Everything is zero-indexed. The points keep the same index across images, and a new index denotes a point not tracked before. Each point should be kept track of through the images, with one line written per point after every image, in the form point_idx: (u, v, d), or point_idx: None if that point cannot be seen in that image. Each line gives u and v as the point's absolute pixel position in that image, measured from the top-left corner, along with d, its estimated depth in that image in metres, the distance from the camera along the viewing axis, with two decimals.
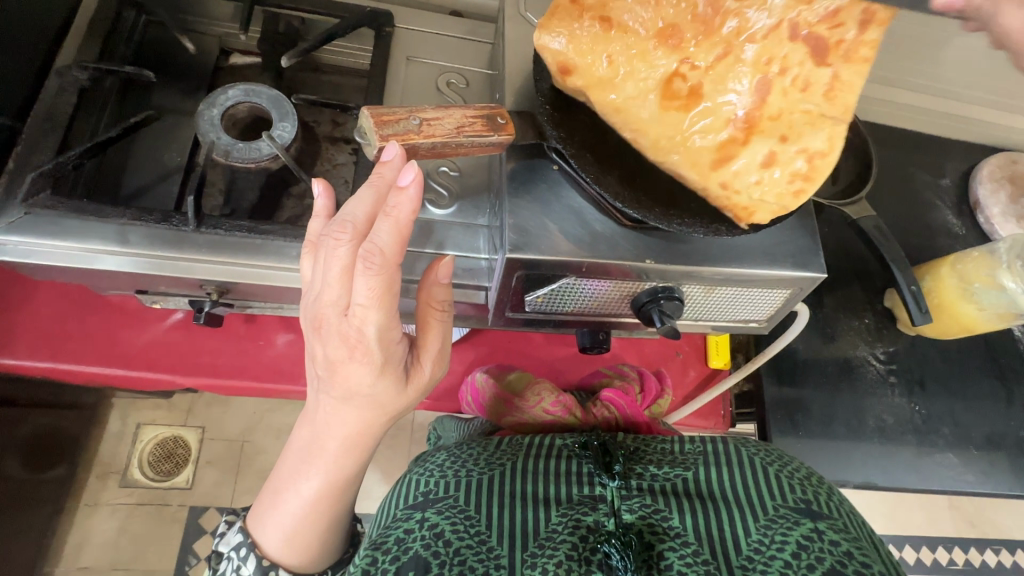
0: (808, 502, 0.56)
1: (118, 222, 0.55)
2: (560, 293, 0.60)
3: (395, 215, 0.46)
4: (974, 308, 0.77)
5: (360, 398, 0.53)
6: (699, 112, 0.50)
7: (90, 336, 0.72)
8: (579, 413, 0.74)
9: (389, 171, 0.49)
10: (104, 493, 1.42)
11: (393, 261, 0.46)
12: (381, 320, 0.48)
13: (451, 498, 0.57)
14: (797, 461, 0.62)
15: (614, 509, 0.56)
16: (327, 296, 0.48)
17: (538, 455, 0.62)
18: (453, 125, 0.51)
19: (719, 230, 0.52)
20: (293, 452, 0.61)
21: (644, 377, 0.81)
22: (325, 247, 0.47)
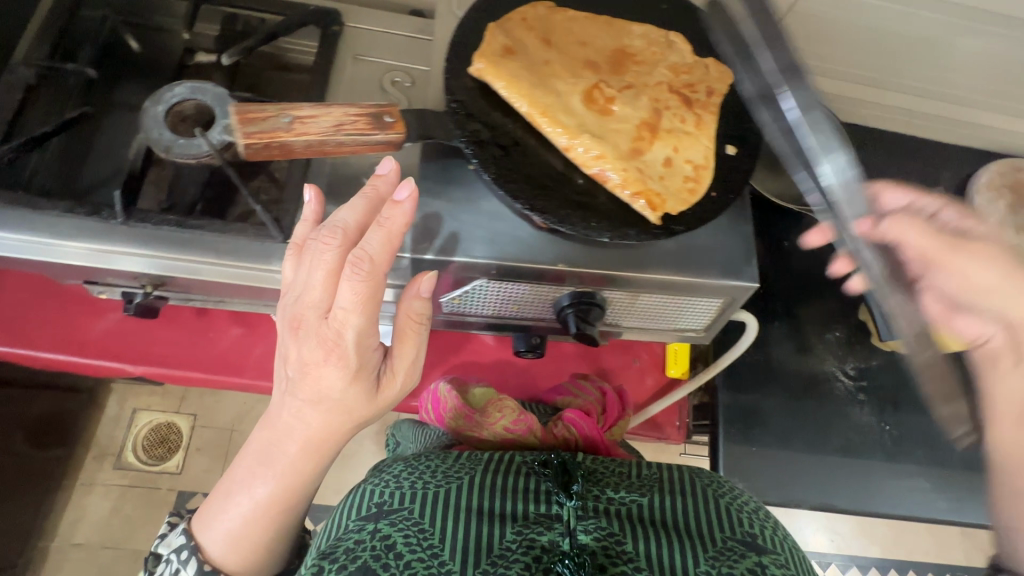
0: (753, 536, 0.52)
1: (51, 215, 0.58)
2: (478, 295, 0.59)
3: (386, 226, 0.49)
4: None
5: (329, 403, 0.52)
6: (610, 122, 0.52)
7: (45, 322, 0.74)
8: (539, 432, 0.67)
9: (382, 183, 0.52)
10: (99, 474, 1.48)
11: (380, 270, 0.48)
12: (360, 326, 0.48)
13: (405, 510, 0.51)
14: (747, 495, 0.57)
15: (571, 528, 0.50)
16: (308, 298, 0.49)
17: (497, 470, 0.55)
18: (331, 123, 0.48)
19: (627, 234, 0.48)
20: (249, 449, 0.58)
21: (607, 396, 0.76)
22: (313, 251, 0.49)
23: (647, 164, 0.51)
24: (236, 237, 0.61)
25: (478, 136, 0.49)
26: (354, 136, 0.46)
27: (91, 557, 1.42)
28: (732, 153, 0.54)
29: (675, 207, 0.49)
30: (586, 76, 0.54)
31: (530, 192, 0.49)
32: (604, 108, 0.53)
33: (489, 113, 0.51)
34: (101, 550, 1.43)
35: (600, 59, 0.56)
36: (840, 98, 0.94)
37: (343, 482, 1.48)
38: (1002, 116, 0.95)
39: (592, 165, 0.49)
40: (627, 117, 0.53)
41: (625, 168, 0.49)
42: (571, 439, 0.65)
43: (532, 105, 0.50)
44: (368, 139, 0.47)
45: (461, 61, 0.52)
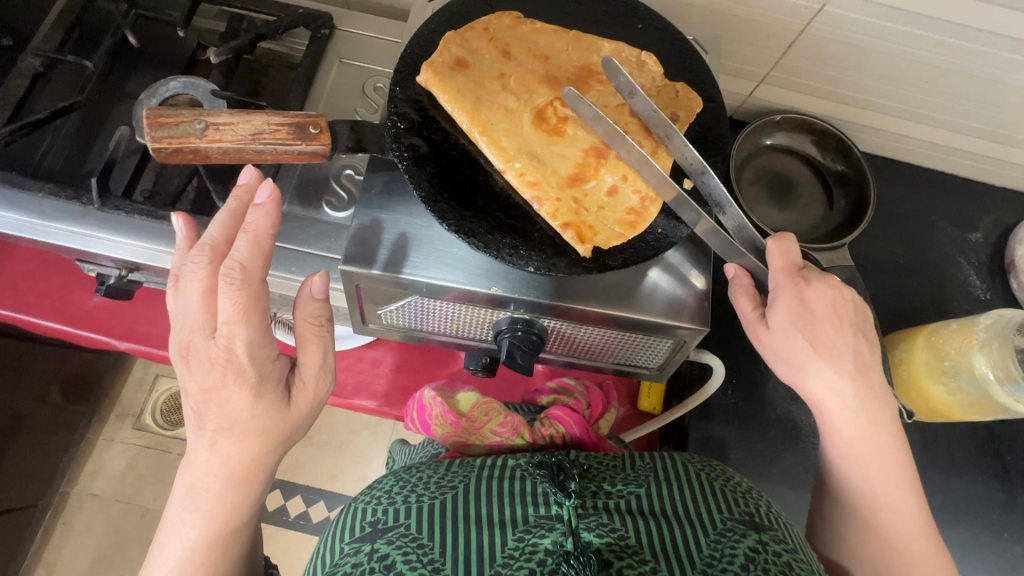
0: (751, 514, 0.50)
1: (38, 196, 0.62)
2: (412, 310, 0.58)
3: (251, 230, 0.48)
4: (944, 392, 0.64)
5: (240, 426, 0.48)
6: (557, 145, 0.50)
7: (46, 293, 0.80)
8: (527, 434, 0.62)
9: (244, 192, 0.51)
10: (119, 431, 1.59)
11: (254, 273, 0.47)
12: (249, 336, 0.46)
13: (402, 526, 0.48)
14: (737, 475, 0.55)
15: (572, 527, 0.47)
16: (191, 322, 0.47)
17: (490, 476, 0.53)
18: (249, 132, 0.47)
19: (555, 266, 0.46)
20: (169, 502, 0.51)
21: (591, 390, 0.69)
22: (185, 274, 0.48)
23: (587, 193, 0.49)
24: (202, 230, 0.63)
25: (415, 151, 0.48)
26: (275, 146, 0.46)
27: (103, 508, 1.53)
28: (689, 188, 0.51)
29: (607, 241, 0.47)
30: (542, 93, 0.52)
31: (456, 213, 0.47)
32: (555, 128, 0.51)
33: (430, 127, 0.50)
34: (113, 503, 1.53)
35: (562, 74, 0.53)
36: (867, 128, 0.86)
37: (335, 469, 1.52)
38: None
39: (525, 189, 0.48)
40: (578, 141, 0.51)
41: (558, 197, 0.48)
42: (558, 437, 0.61)
43: (473, 122, 0.49)
44: (293, 151, 0.47)
45: (412, 74, 0.51)
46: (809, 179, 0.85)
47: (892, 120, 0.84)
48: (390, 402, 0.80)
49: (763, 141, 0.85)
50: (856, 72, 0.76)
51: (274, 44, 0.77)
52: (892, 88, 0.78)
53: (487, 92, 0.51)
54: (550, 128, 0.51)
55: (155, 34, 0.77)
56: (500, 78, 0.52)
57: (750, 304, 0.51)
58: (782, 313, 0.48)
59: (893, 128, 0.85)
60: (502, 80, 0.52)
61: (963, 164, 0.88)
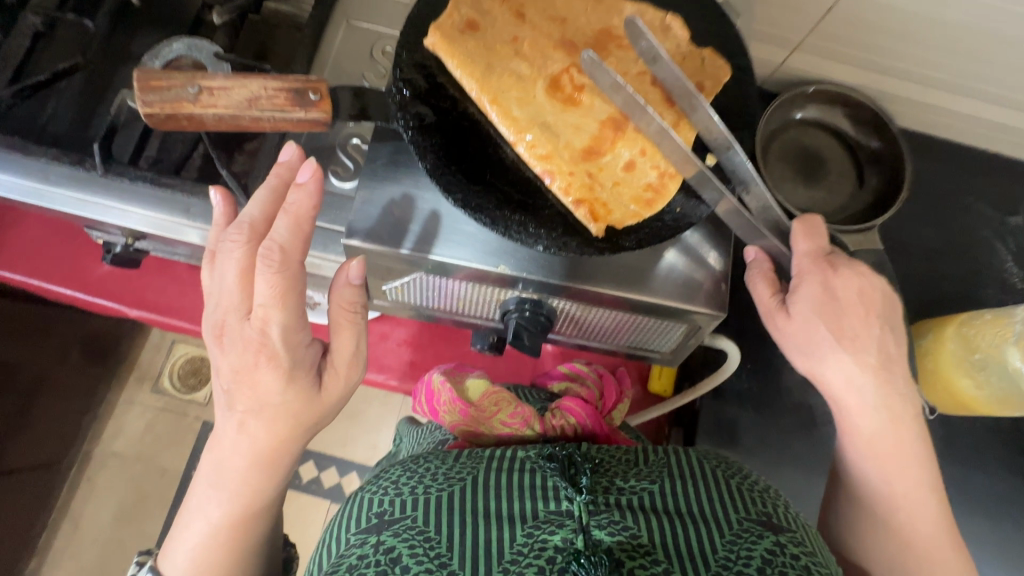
0: (769, 515, 0.49)
1: (42, 161, 0.61)
2: (417, 287, 0.56)
3: (292, 211, 0.47)
4: (971, 385, 0.61)
5: (271, 409, 0.49)
6: (572, 115, 0.47)
7: (58, 260, 0.80)
8: (537, 425, 0.60)
9: (286, 171, 0.51)
10: (139, 394, 1.63)
11: (293, 258, 0.46)
12: (284, 320, 0.46)
13: (410, 519, 0.48)
14: (753, 472, 0.54)
15: (583, 526, 0.47)
16: (227, 301, 0.47)
17: (499, 468, 0.51)
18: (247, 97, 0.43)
19: (566, 245, 0.44)
20: (197, 478, 0.53)
21: (603, 378, 0.67)
22: (223, 251, 0.48)
23: (603, 168, 0.47)
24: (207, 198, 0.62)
25: (421, 119, 0.46)
26: (270, 111, 0.42)
27: (125, 467, 1.58)
28: (710, 164, 0.48)
29: (621, 220, 0.45)
30: (557, 59, 0.49)
31: (464, 188, 0.45)
32: (570, 97, 0.48)
33: (439, 95, 0.47)
34: (134, 462, 1.59)
35: (580, 39, 0.50)
36: (907, 101, 0.80)
37: (346, 436, 1.55)
38: None
39: (536, 163, 0.45)
40: (595, 111, 0.47)
41: (572, 172, 0.45)
42: (568, 429, 0.60)
43: (482, 90, 0.46)
44: (290, 118, 0.43)
45: (419, 36, 0.48)
46: (840, 157, 0.80)
47: (935, 93, 0.78)
48: (398, 376, 0.80)
49: (793, 114, 0.80)
50: (900, 39, 0.71)
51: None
52: (937, 58, 0.72)
53: (499, 56, 0.48)
54: (564, 96, 0.48)
55: None
56: (513, 41, 0.49)
57: (769, 291, 0.48)
58: (806, 302, 0.45)
59: (935, 102, 0.79)
60: (516, 44, 0.49)
61: (1010, 143, 0.82)
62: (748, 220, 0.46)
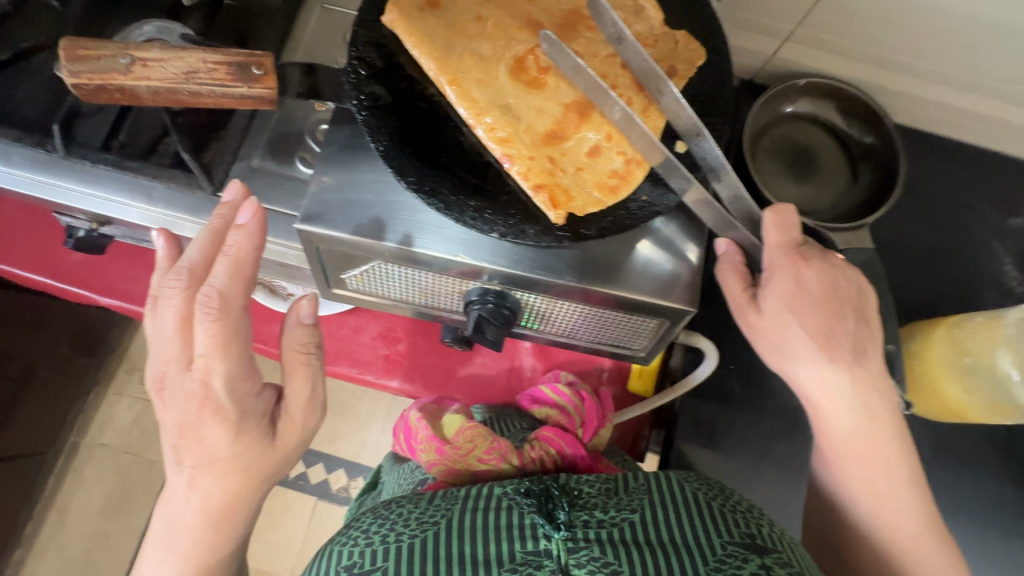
0: (754, 537, 0.48)
1: (2, 141, 0.60)
2: (377, 275, 0.54)
3: (231, 255, 0.46)
4: (959, 390, 0.58)
5: (221, 464, 0.47)
6: (535, 97, 0.45)
7: (30, 246, 0.79)
8: (514, 458, 0.59)
9: (228, 210, 0.49)
10: (128, 385, 1.63)
11: (234, 302, 0.45)
12: (227, 370, 0.45)
13: (380, 570, 0.47)
14: (736, 492, 0.53)
15: (562, 564, 0.46)
16: (167, 352, 0.46)
17: (474, 508, 0.51)
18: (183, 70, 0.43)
19: (524, 233, 0.42)
20: (146, 542, 0.50)
21: (585, 400, 0.67)
22: (162, 299, 0.46)
23: (565, 152, 0.44)
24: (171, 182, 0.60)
25: (376, 100, 0.44)
26: (211, 85, 0.42)
27: (111, 458, 1.58)
28: (681, 151, 0.45)
29: (583, 207, 0.43)
30: (522, 38, 0.46)
31: (419, 173, 0.43)
32: (535, 79, 0.45)
33: (396, 75, 0.45)
34: (121, 454, 1.58)
35: (548, 18, 0.48)
36: (903, 95, 0.77)
37: (333, 433, 1.54)
38: None
39: (494, 147, 0.43)
40: (560, 94, 0.45)
41: (531, 156, 0.43)
42: (548, 461, 0.59)
43: (441, 70, 0.44)
44: (231, 93, 0.43)
45: (377, 13, 0.46)
46: (832, 151, 0.77)
47: (931, 87, 0.75)
48: (370, 371, 0.78)
49: (784, 108, 0.77)
50: (894, 29, 0.68)
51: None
52: (933, 49, 0.69)
53: (460, 36, 0.46)
54: (528, 78, 0.45)
55: None
56: (476, 20, 0.47)
57: (740, 285, 0.46)
58: (775, 296, 0.44)
59: (932, 97, 0.76)
60: (479, 24, 0.47)
61: (1010, 140, 0.79)
62: (718, 211, 0.44)
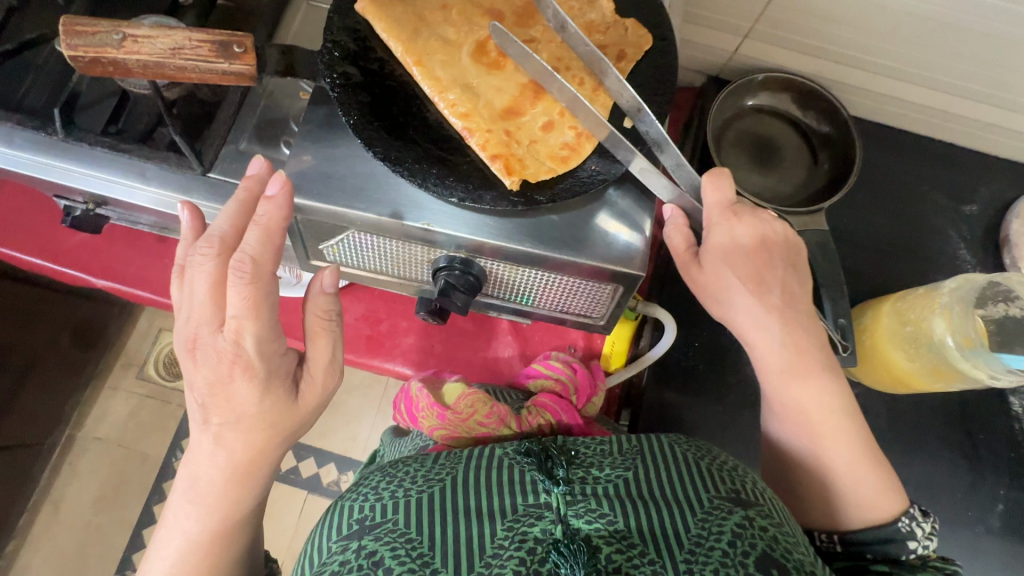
0: (739, 491, 0.51)
1: (7, 125, 0.64)
2: (353, 246, 0.58)
3: (261, 223, 0.49)
4: (905, 358, 0.62)
5: (248, 420, 0.51)
6: (494, 78, 0.49)
7: (30, 230, 0.83)
8: (514, 422, 0.65)
9: (255, 183, 0.53)
10: (124, 380, 1.66)
11: (265, 269, 0.48)
12: (257, 331, 0.48)
13: (390, 522, 0.49)
14: (721, 453, 0.56)
15: (561, 515, 0.49)
16: (200, 315, 0.50)
17: (479, 466, 0.54)
18: (169, 45, 0.41)
19: (481, 197, 0.46)
20: (173, 494, 0.55)
21: (576, 371, 0.72)
22: (194, 265, 0.50)
23: (521, 127, 0.48)
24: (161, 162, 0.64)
25: (348, 79, 0.48)
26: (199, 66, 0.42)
27: (106, 452, 1.60)
28: (626, 127, 0.50)
29: (535, 174, 0.47)
30: (483, 25, 0.51)
31: (388, 143, 0.47)
32: (494, 62, 0.50)
33: (367, 57, 0.49)
34: (115, 448, 1.61)
35: (507, 7, 0.52)
36: (860, 89, 0.82)
37: (324, 427, 1.56)
38: None
39: (456, 121, 0.47)
40: (516, 75, 0.49)
41: (489, 129, 0.47)
42: (545, 425, 0.66)
43: (407, 52, 0.48)
44: (217, 72, 0.43)
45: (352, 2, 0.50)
46: (792, 142, 0.82)
47: (885, 81, 0.79)
48: (353, 348, 0.82)
49: (745, 101, 0.81)
50: (846, 26, 0.72)
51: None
52: (883, 45, 0.74)
53: (426, 23, 0.50)
54: (487, 61, 0.50)
55: None
56: (440, 9, 0.51)
57: (684, 244, 0.51)
58: (714, 250, 0.49)
59: (886, 91, 0.81)
60: (443, 12, 0.51)
61: (961, 132, 0.83)
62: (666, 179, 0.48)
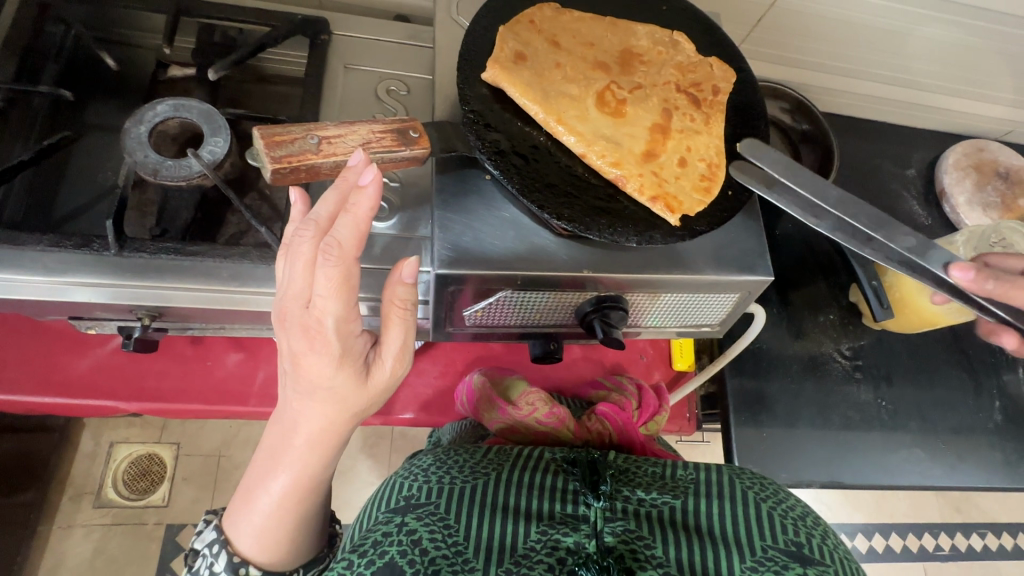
0: (799, 546, 0.50)
1: (32, 249, 0.54)
2: (500, 306, 0.58)
3: (353, 211, 0.44)
4: (934, 302, 0.77)
5: (324, 392, 0.49)
6: (624, 125, 0.53)
7: (26, 363, 0.69)
8: (573, 425, 0.69)
9: (352, 175, 0.46)
10: (78, 514, 1.40)
11: (353, 257, 0.44)
12: (340, 312, 0.45)
13: (433, 505, 0.52)
14: (793, 497, 0.55)
15: (598, 530, 0.51)
16: (287, 288, 0.46)
17: (524, 467, 0.57)
18: (357, 142, 0.49)
19: (653, 238, 0.49)
20: (260, 453, 0.55)
21: (643, 393, 0.76)
22: (290, 243, 0.46)
23: (662, 165, 0.52)
24: (240, 261, 0.58)
25: (498, 147, 0.49)
26: (383, 153, 0.48)
27: None
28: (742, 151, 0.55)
29: (691, 208, 0.51)
30: (597, 78, 0.54)
31: (554, 203, 0.48)
32: (616, 110, 0.53)
33: (505, 123, 0.50)
34: None
35: (609, 59, 0.56)
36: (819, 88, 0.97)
37: (340, 502, 1.44)
38: (966, 100, 1.01)
39: (610, 170, 0.50)
40: (640, 120, 0.54)
41: (641, 173, 0.50)
42: (603, 433, 0.67)
43: (547, 113, 0.50)
44: (398, 157, 0.49)
45: (473, 68, 0.51)
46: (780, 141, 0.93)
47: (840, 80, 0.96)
48: (442, 408, 0.82)
49: None
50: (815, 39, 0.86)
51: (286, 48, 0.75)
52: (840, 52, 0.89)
53: (544, 79, 0.52)
54: (612, 109, 0.53)
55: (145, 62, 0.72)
56: (553, 65, 0.53)
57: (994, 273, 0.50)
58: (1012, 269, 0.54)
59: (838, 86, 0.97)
60: (557, 69, 0.53)
61: (893, 113, 1.02)
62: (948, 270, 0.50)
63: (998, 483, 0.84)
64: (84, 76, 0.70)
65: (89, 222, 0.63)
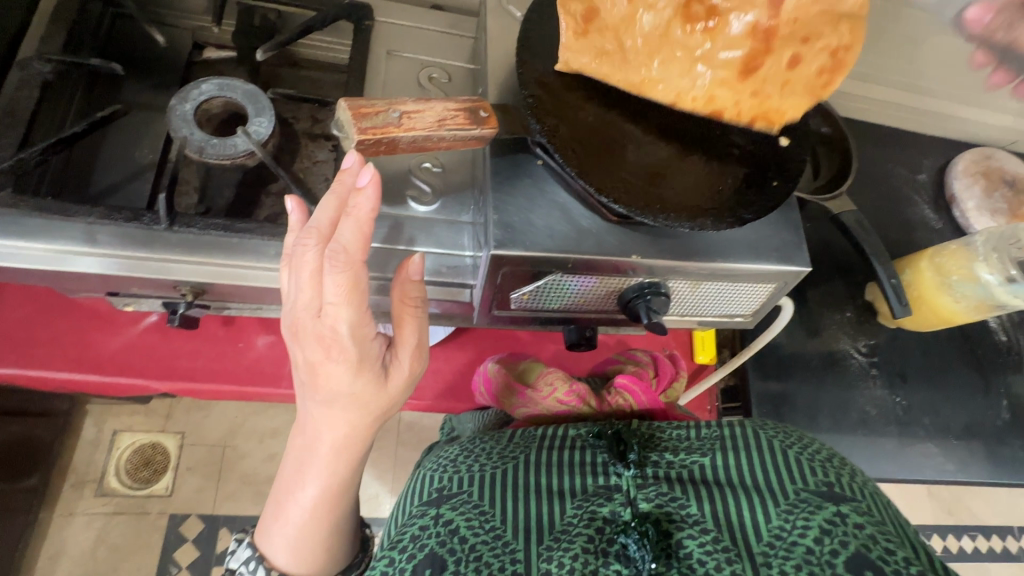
0: (832, 484, 0.49)
1: (84, 221, 0.54)
2: (547, 289, 0.60)
3: (355, 214, 0.45)
4: (951, 300, 0.79)
5: (343, 399, 0.49)
6: (724, 38, 0.46)
7: (58, 341, 0.69)
8: (593, 401, 0.66)
9: (349, 178, 0.48)
10: (80, 502, 1.38)
11: (361, 260, 0.45)
12: (355, 317, 0.45)
13: (465, 493, 0.52)
14: (816, 442, 0.55)
15: (631, 497, 0.50)
16: (297, 300, 0.46)
17: (550, 446, 0.56)
18: (434, 118, 0.50)
19: (705, 222, 0.50)
20: (285, 468, 0.56)
21: (658, 361, 0.72)
22: (295, 256, 0.46)
23: (764, 79, 0.48)
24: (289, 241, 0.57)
25: (557, 131, 0.51)
26: (456, 131, 0.50)
27: None
28: (784, 144, 0.57)
29: (793, 110, 0.52)
30: None
31: (612, 186, 0.50)
32: (712, 17, 0.46)
33: (562, 110, 0.52)
34: None
35: None
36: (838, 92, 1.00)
37: None
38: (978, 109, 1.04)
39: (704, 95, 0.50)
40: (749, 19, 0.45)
41: (740, 95, 0.50)
42: (625, 406, 0.64)
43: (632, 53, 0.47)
44: (468, 136, 0.51)
45: (530, 58, 0.54)
46: None
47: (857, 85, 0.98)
48: (471, 395, 0.83)
49: None
50: None
51: (322, 36, 0.74)
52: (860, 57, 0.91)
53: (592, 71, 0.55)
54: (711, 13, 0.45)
55: (183, 42, 0.71)
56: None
57: None
58: None
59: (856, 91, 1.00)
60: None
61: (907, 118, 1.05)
62: None
63: (1005, 478, 0.87)
64: (125, 53, 0.69)
65: (129, 197, 0.62)
